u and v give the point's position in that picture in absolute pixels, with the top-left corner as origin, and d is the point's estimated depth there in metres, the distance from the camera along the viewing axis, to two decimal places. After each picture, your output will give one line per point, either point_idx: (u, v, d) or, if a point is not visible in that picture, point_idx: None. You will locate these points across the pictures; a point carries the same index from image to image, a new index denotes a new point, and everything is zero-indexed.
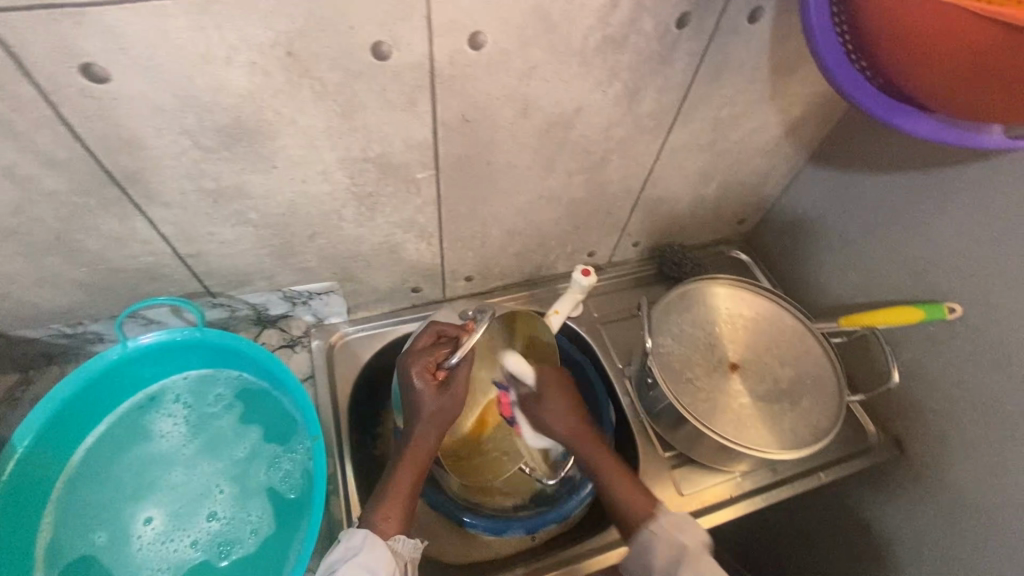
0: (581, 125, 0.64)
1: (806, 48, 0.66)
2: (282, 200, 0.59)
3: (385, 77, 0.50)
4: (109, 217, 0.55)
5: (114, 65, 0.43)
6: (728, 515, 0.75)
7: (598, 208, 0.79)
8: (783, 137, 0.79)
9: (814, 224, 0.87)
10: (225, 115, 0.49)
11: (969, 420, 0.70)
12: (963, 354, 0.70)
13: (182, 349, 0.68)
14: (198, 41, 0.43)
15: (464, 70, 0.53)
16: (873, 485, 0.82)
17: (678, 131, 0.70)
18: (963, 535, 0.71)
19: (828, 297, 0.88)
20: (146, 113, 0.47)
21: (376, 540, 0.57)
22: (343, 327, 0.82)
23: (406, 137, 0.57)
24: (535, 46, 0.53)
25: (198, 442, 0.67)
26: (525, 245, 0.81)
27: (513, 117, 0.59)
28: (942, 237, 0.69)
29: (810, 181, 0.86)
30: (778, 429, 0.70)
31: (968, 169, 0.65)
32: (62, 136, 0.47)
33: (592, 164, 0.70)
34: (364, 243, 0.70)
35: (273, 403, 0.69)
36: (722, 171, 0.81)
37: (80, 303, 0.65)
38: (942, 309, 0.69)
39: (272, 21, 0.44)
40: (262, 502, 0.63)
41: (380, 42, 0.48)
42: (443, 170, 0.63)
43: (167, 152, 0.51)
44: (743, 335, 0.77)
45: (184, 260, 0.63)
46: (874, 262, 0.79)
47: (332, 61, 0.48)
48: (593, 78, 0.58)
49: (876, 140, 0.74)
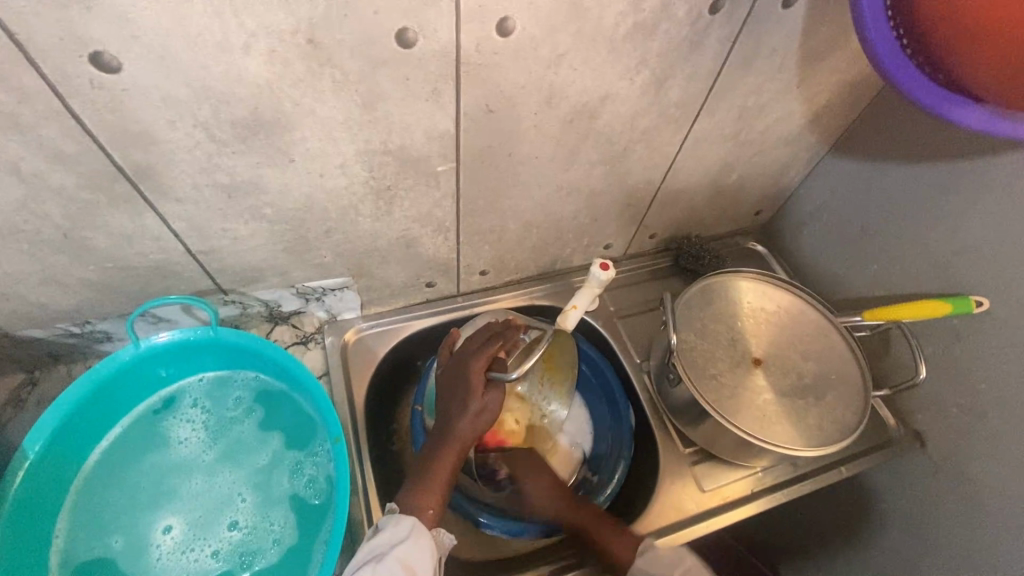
0: (606, 115, 0.62)
1: (838, 33, 0.63)
2: (298, 195, 0.57)
3: (408, 66, 0.48)
4: (119, 214, 0.53)
5: (125, 53, 0.41)
6: (751, 511, 0.74)
7: (617, 201, 0.77)
8: (807, 126, 0.77)
9: (834, 216, 0.86)
10: (242, 106, 0.47)
11: (993, 414, 0.69)
12: (989, 348, 0.69)
13: (198, 350, 0.66)
14: (214, 28, 0.41)
15: (491, 58, 0.50)
16: (891, 479, 0.82)
17: (703, 120, 0.68)
18: (985, 529, 0.71)
19: (847, 290, 0.87)
20: (160, 105, 0.45)
21: (423, 531, 0.59)
22: (357, 323, 0.80)
23: (428, 128, 0.55)
24: (565, 33, 0.51)
25: (217, 448, 0.65)
26: (542, 238, 0.79)
27: (537, 106, 0.57)
28: (972, 230, 0.68)
29: (832, 171, 0.84)
30: (803, 426, 0.69)
31: (1001, 160, 0.63)
32: (70, 129, 0.44)
33: (615, 154, 0.68)
34: (380, 238, 0.68)
35: (292, 408, 0.67)
36: (743, 161, 0.80)
37: (88, 302, 0.63)
38: (969, 303, 0.68)
39: (293, 6, 0.41)
40: (284, 512, 0.62)
41: (405, 29, 0.45)
42: (464, 163, 0.61)
43: (180, 145, 0.48)
44: (765, 330, 0.76)
45: (196, 257, 0.61)
46: (897, 253, 0.78)
47: (355, 49, 0.45)
48: (621, 66, 0.56)
49: (903, 129, 0.72)
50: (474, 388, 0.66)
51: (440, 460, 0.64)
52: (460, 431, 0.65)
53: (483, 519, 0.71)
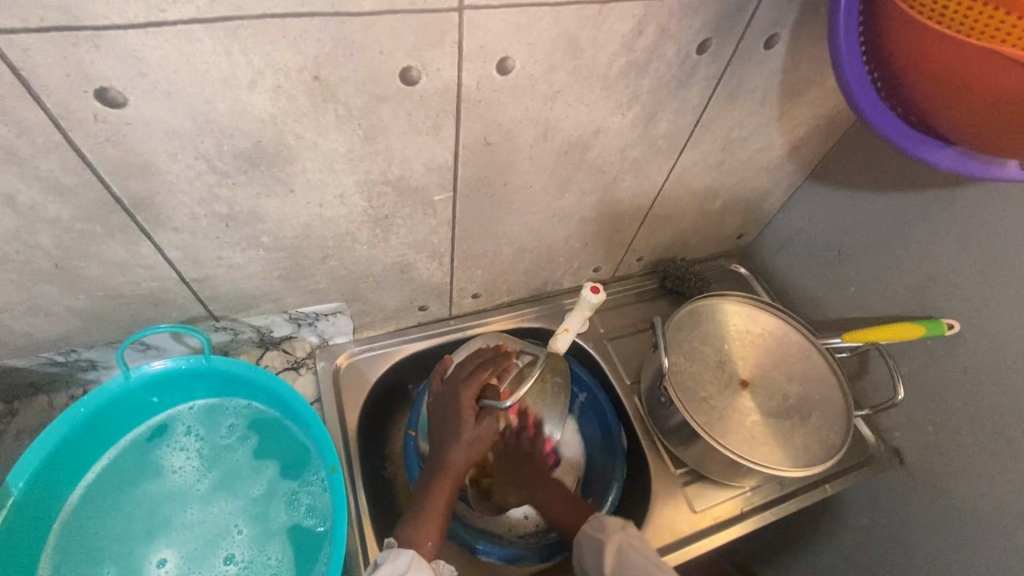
0: (598, 146, 0.64)
1: (815, 72, 0.67)
2: (296, 223, 0.57)
3: (411, 101, 0.49)
4: (113, 244, 0.53)
5: (132, 89, 0.41)
6: (742, 530, 0.76)
7: (608, 226, 0.79)
8: (787, 155, 0.81)
9: (812, 240, 0.89)
10: (244, 140, 0.47)
11: (967, 431, 0.72)
12: (961, 368, 0.72)
13: (190, 377, 0.65)
14: (223, 66, 0.41)
15: (489, 94, 0.52)
16: (872, 496, 0.84)
17: (689, 151, 0.71)
18: (963, 543, 0.73)
19: (826, 311, 0.90)
20: (162, 137, 0.45)
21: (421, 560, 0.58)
22: (349, 347, 0.80)
23: (427, 159, 0.56)
24: (561, 72, 0.53)
25: (212, 477, 0.64)
26: (534, 262, 0.80)
27: (533, 139, 0.59)
28: (941, 256, 0.72)
29: (809, 198, 0.88)
30: (790, 446, 0.71)
31: (967, 190, 0.67)
32: (70, 161, 0.44)
33: (605, 183, 0.70)
34: (376, 264, 0.68)
35: (287, 436, 0.66)
36: (726, 188, 0.82)
37: (76, 331, 0.61)
38: (941, 325, 0.71)
39: (301, 45, 0.42)
40: (281, 545, 0.60)
41: (409, 67, 0.47)
42: (461, 192, 0.62)
43: (180, 176, 0.48)
44: (752, 352, 0.78)
45: (189, 284, 0.61)
46: (872, 277, 0.81)
47: (359, 86, 0.46)
48: (613, 101, 0.58)
49: (875, 160, 0.76)
50: (464, 414, 0.66)
51: (435, 485, 0.64)
52: (454, 456, 0.65)
53: (476, 544, 0.72)
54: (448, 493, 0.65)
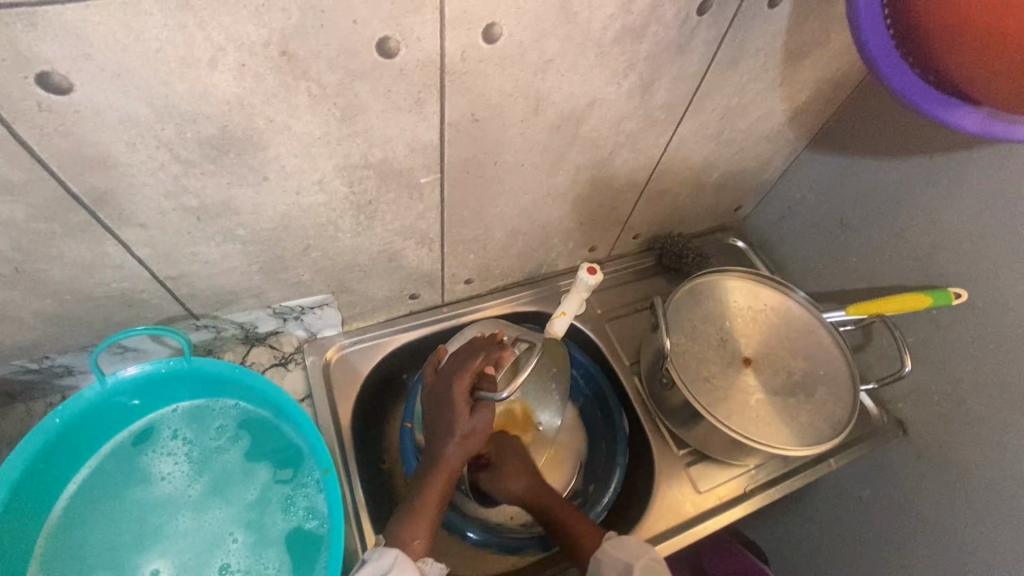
0: (593, 119, 0.60)
1: (819, 32, 0.63)
2: (272, 213, 0.54)
3: (389, 76, 0.45)
4: (76, 244, 0.49)
5: (77, 73, 0.36)
6: (747, 509, 0.75)
7: (604, 203, 0.76)
8: (787, 122, 0.77)
9: (812, 210, 0.87)
10: (210, 125, 0.43)
11: (973, 401, 0.71)
12: (968, 338, 0.70)
13: (174, 379, 0.62)
14: (180, 44, 0.37)
15: (476, 65, 0.48)
16: (874, 467, 0.84)
17: (687, 121, 0.67)
18: (970, 513, 0.72)
19: (825, 283, 0.88)
20: (118, 125, 0.40)
21: (407, 561, 0.55)
22: (338, 339, 0.77)
23: (411, 139, 0.52)
24: (553, 38, 0.49)
25: (203, 482, 0.61)
26: (527, 244, 0.77)
27: (523, 114, 0.55)
28: (948, 223, 0.69)
29: (809, 166, 0.85)
30: (796, 423, 0.70)
31: (976, 154, 0.64)
32: (16, 156, 0.40)
33: (601, 158, 0.66)
34: (362, 253, 0.65)
35: (280, 439, 0.63)
36: (726, 159, 0.79)
37: (45, 336, 0.58)
38: (948, 295, 0.69)
39: (264, 16, 0.38)
40: (279, 553, 0.58)
41: (387, 38, 0.42)
42: (449, 173, 0.58)
43: (141, 168, 0.44)
44: (754, 329, 0.76)
45: (164, 283, 0.57)
46: (875, 247, 0.79)
47: (331, 61, 0.42)
48: (609, 70, 0.54)
49: (880, 124, 0.73)
50: (461, 407, 0.63)
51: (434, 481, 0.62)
52: (453, 450, 0.63)
53: (467, 531, 0.70)
54: (446, 487, 0.62)
